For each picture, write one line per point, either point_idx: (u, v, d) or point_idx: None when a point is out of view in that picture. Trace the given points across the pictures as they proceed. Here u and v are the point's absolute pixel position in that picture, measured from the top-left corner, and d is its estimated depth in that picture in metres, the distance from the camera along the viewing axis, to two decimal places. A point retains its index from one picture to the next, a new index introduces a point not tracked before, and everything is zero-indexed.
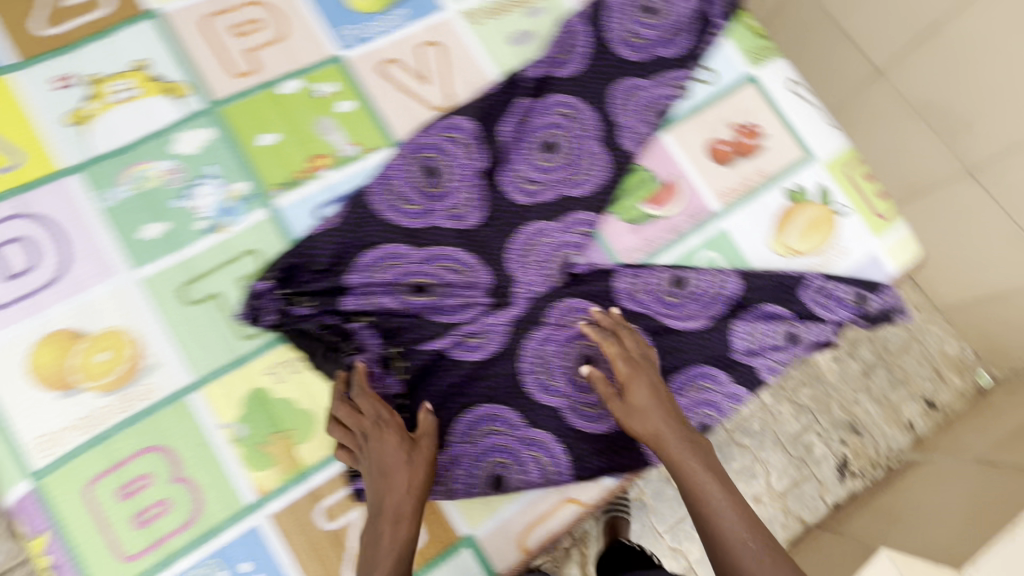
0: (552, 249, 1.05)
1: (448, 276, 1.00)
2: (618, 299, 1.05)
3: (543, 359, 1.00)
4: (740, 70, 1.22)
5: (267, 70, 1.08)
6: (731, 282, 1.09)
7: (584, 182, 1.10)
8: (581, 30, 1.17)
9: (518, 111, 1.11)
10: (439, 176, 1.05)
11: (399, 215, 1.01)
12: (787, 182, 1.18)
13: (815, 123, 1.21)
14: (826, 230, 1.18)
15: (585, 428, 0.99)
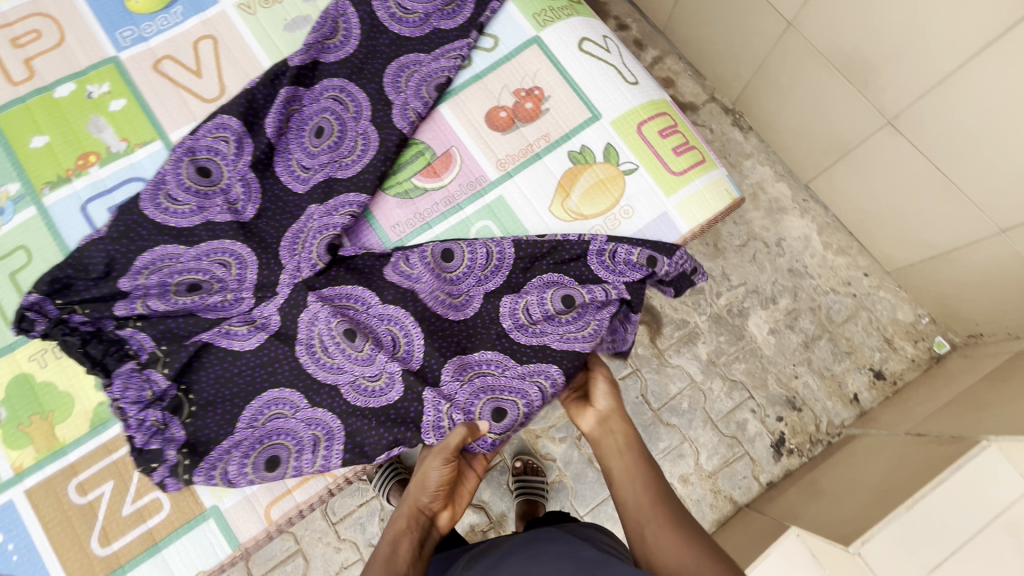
0: (319, 233, 1.06)
1: (218, 271, 1.02)
2: (386, 276, 1.08)
3: (319, 341, 1.00)
4: (525, 34, 1.21)
5: (41, 77, 1.12)
6: (505, 252, 1.09)
7: (353, 164, 1.10)
8: (350, 11, 1.17)
9: (289, 100, 1.12)
10: (212, 172, 1.07)
11: (169, 216, 1.03)
12: (568, 145, 1.15)
13: (604, 83, 1.18)
14: (612, 190, 1.13)
15: (369, 403, 1.00)
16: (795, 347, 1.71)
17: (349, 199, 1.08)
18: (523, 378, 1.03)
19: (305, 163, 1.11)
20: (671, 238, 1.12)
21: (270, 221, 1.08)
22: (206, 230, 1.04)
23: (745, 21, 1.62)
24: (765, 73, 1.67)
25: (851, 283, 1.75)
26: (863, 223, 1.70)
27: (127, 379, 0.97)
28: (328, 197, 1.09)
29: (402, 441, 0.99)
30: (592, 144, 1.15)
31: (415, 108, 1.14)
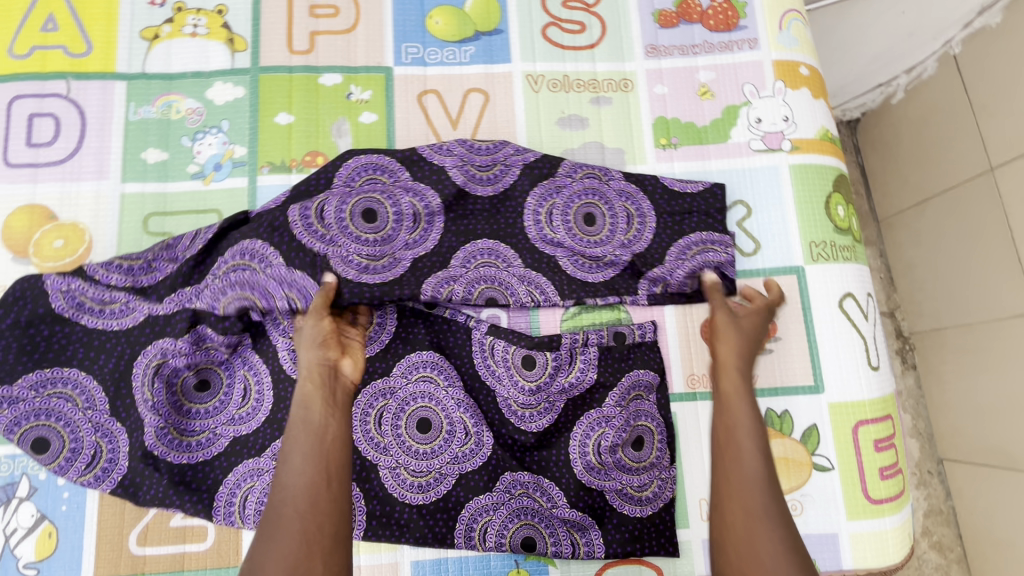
0: (421, 394, 0.97)
1: (370, 387, 0.96)
2: (471, 350, 0.99)
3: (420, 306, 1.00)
4: (791, 257, 1.05)
5: (317, 56, 1.09)
6: (593, 545, 0.95)
7: (593, 483, 0.96)
8: (558, 206, 1.03)
9: (539, 201, 1.03)
10: (388, 225, 0.98)
11: (351, 269, 0.95)
12: (770, 400, 1.00)
13: (847, 359, 1.02)
14: (791, 476, 0.97)
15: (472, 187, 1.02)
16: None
17: (445, 368, 0.98)
18: (621, 229, 1.04)
19: (388, 321, 0.99)
20: (828, 564, 0.95)
21: (425, 331, 1.00)
22: (405, 332, 0.99)
23: (977, 278, 1.53)
24: (940, 343, 1.65)
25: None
26: (984, 545, 1.54)
27: (67, 297, 0.94)
28: (491, 331, 1.00)
29: (431, 341, 0.99)
30: (796, 413, 1.00)
31: (626, 489, 0.97)
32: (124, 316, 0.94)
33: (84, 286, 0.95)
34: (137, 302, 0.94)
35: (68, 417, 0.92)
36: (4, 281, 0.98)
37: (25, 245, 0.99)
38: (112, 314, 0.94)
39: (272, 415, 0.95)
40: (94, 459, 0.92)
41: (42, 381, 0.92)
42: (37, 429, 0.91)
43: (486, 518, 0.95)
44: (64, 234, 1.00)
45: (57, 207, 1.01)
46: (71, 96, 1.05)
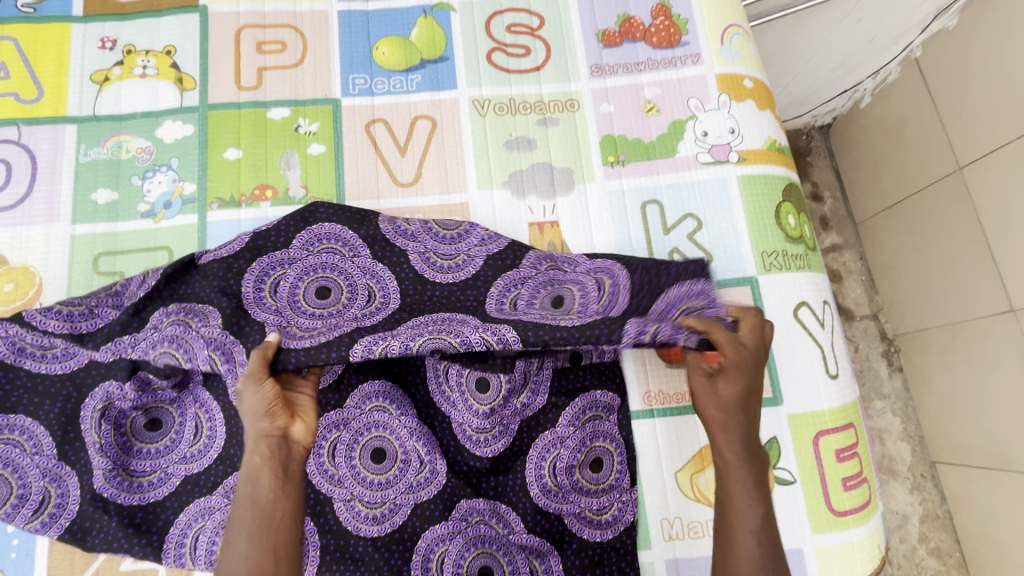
0: (375, 424, 0.95)
1: (324, 418, 0.94)
2: (425, 375, 0.98)
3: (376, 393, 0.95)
4: (743, 268, 1.05)
5: (265, 91, 1.11)
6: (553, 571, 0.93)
7: (550, 506, 0.94)
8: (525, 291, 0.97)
9: (504, 290, 0.97)
10: (340, 302, 0.95)
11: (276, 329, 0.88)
12: None
13: (805, 368, 1.01)
14: None
15: (436, 274, 0.99)
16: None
17: (398, 395, 0.96)
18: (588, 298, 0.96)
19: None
20: None
21: (377, 360, 0.97)
22: (355, 361, 0.96)
23: (953, 278, 1.53)
24: (923, 344, 1.64)
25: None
26: (977, 547, 1.51)
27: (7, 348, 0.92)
28: (446, 355, 0.98)
29: (385, 368, 0.97)
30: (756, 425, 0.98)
31: (584, 513, 0.95)
32: (66, 358, 0.93)
33: (25, 332, 0.93)
34: (74, 344, 0.93)
35: (18, 461, 0.90)
36: None
37: None
38: (54, 359, 0.92)
39: (222, 452, 0.92)
40: (42, 505, 0.90)
41: None
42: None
43: (443, 547, 0.92)
44: (14, 277, 1.00)
45: (8, 251, 1.02)
46: (22, 141, 1.06)
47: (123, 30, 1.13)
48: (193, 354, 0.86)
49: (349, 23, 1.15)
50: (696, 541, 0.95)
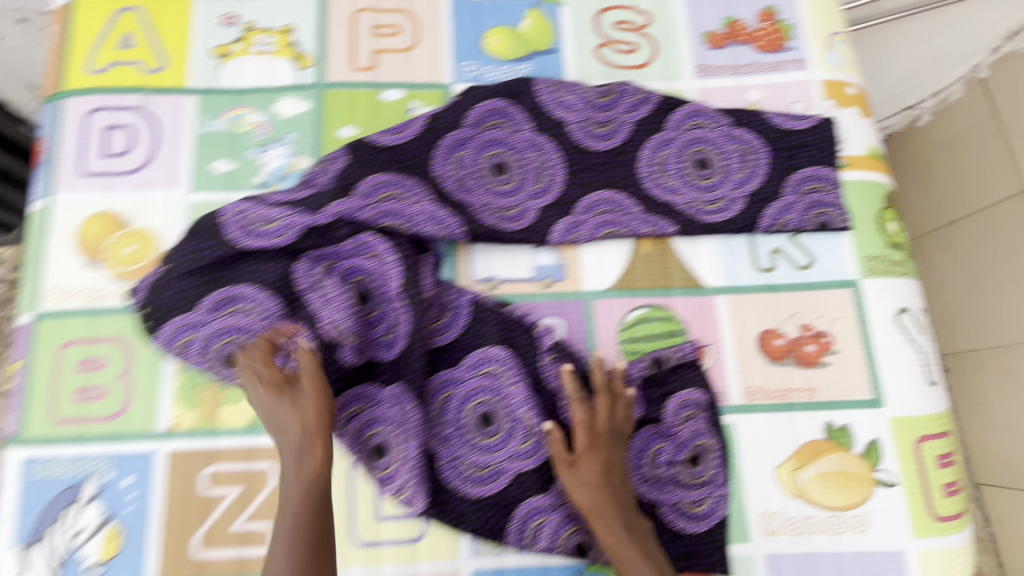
0: (485, 388, 0.99)
1: (440, 374, 0.99)
2: (538, 350, 1.00)
3: (486, 360, 0.99)
4: (847, 271, 1.05)
5: (379, 73, 1.13)
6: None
7: (647, 494, 0.95)
8: (584, 224, 1.07)
9: (566, 226, 1.06)
10: (516, 178, 1.07)
11: (450, 184, 1.04)
12: (830, 414, 1.00)
13: (907, 375, 1.01)
14: (852, 491, 0.97)
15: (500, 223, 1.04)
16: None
17: (512, 363, 0.99)
18: (639, 221, 1.07)
19: (451, 329, 1.01)
20: None
21: (497, 328, 1.01)
22: (477, 326, 1.01)
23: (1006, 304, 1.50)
24: None
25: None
26: None
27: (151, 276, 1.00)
28: (559, 342, 1.00)
29: (501, 347, 1.00)
30: (856, 427, 0.99)
31: (681, 505, 0.96)
32: (285, 232, 0.96)
33: (258, 206, 0.99)
34: (300, 217, 0.97)
35: (210, 326, 0.95)
36: (80, 284, 1.02)
37: (99, 251, 1.02)
38: (259, 234, 0.96)
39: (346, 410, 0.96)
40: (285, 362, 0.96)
41: (218, 303, 0.96)
42: (183, 343, 0.96)
43: (539, 519, 0.94)
44: (136, 239, 1.03)
45: (130, 213, 1.04)
46: (144, 109, 1.09)
47: (244, 7, 1.16)
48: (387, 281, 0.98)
49: (461, 11, 1.18)
50: (796, 537, 0.96)
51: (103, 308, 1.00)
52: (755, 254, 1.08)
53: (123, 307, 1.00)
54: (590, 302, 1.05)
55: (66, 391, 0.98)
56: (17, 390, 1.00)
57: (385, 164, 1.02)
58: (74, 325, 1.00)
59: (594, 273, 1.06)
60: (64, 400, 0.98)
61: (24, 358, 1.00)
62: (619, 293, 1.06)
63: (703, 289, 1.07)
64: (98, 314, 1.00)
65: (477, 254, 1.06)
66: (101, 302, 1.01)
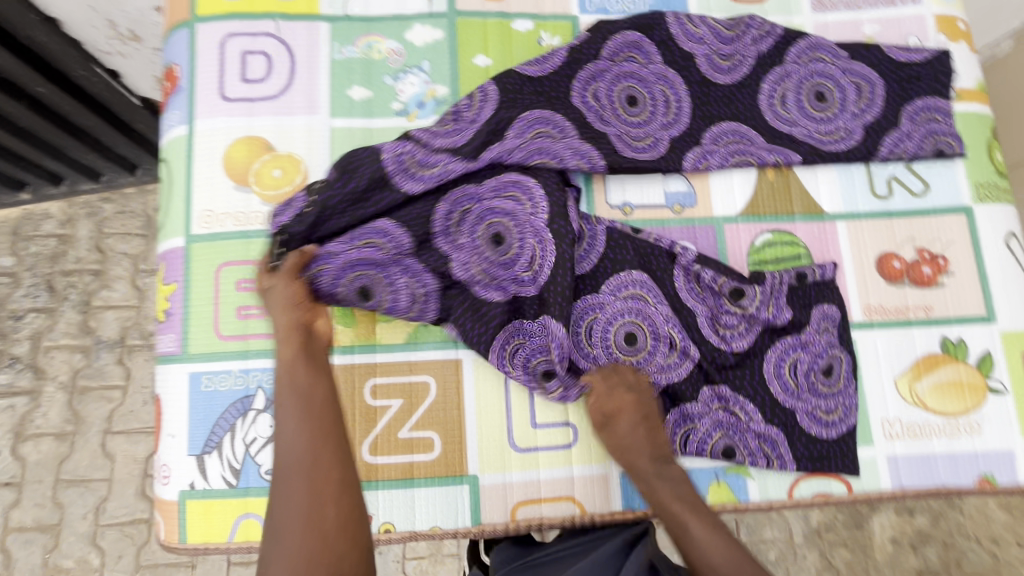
0: (630, 310, 1.03)
1: (584, 300, 1.03)
2: (673, 271, 1.06)
3: (624, 286, 1.03)
4: (959, 197, 1.12)
5: (508, 2, 1.14)
6: (785, 462, 1.02)
7: (786, 402, 1.03)
8: (713, 153, 1.10)
9: (697, 156, 1.10)
10: (648, 111, 1.10)
11: (592, 115, 1.07)
12: (945, 329, 1.07)
13: (1016, 293, 1.08)
14: (966, 399, 1.05)
15: (637, 153, 1.08)
16: (909, 569, 1.64)
17: (654, 287, 1.04)
18: (765, 150, 1.11)
19: (587, 259, 1.04)
20: (1004, 478, 1.03)
21: (633, 253, 1.05)
22: (612, 253, 1.05)
23: None
24: None
25: (997, 543, 1.66)
26: None
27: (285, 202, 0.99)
28: (699, 259, 1.06)
29: (643, 271, 1.05)
30: (969, 340, 1.07)
31: (817, 412, 1.03)
32: (439, 168, 1.00)
33: (414, 147, 1.00)
34: (456, 162, 1.00)
35: (347, 259, 0.97)
36: (229, 207, 1.03)
37: (247, 174, 1.04)
38: (418, 164, 1.00)
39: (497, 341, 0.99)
40: (409, 302, 1.00)
41: (357, 235, 0.98)
42: (318, 272, 0.97)
43: (689, 425, 1.01)
44: (282, 164, 1.05)
45: (273, 139, 1.06)
46: (280, 35, 1.09)
47: None
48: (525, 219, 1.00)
49: None
50: (914, 440, 1.04)
51: (254, 230, 1.03)
52: (874, 181, 1.13)
53: (275, 229, 1.03)
54: (721, 227, 1.10)
55: (225, 309, 1.01)
56: (173, 310, 1.02)
57: (530, 93, 1.05)
58: (228, 246, 1.02)
59: (723, 199, 1.11)
60: (223, 318, 1.01)
61: (179, 279, 1.03)
62: (747, 218, 1.11)
63: (823, 214, 1.12)
64: (251, 236, 1.02)
65: (614, 189, 1.10)
66: (252, 225, 1.03)
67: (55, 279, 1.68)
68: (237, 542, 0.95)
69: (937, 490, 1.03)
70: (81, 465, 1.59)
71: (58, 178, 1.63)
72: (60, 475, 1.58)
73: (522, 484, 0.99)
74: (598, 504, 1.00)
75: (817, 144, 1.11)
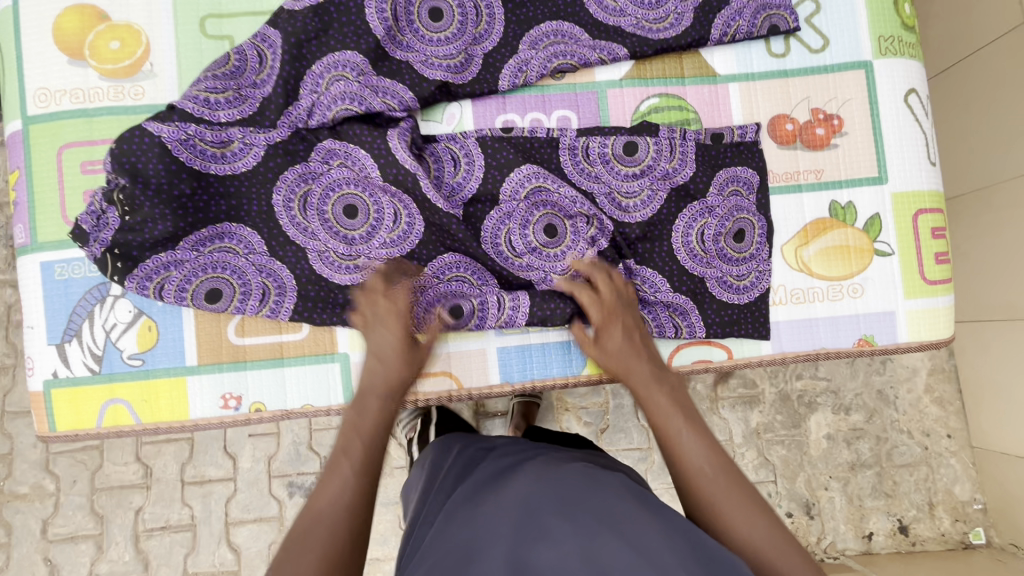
0: (539, 205, 0.99)
1: (487, 222, 0.98)
2: (558, 147, 1.00)
3: (522, 185, 0.98)
4: (860, 52, 1.05)
5: None
6: (694, 328, 1.00)
7: (695, 270, 1.00)
8: (531, 59, 1.00)
9: (518, 67, 1.00)
10: (454, 22, 0.97)
11: (383, 31, 0.93)
12: (835, 193, 1.04)
13: (911, 152, 1.04)
14: (852, 262, 1.02)
15: (446, 77, 0.96)
16: (842, 463, 1.57)
17: (476, 266, 0.98)
18: (638, 14, 1.02)
19: (470, 182, 0.98)
20: (883, 338, 1.02)
21: (510, 141, 0.99)
22: (496, 145, 0.99)
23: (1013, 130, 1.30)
24: None
25: (930, 436, 1.59)
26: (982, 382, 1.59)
27: (89, 210, 0.89)
28: (582, 133, 1.00)
29: (533, 144, 1.00)
30: (859, 204, 1.03)
31: (726, 278, 1.01)
32: (247, 155, 0.91)
33: (197, 129, 0.89)
34: (256, 137, 0.91)
35: (192, 263, 0.92)
36: (64, 85, 0.95)
37: (81, 48, 0.95)
38: (225, 76, 0.91)
39: (360, 249, 0.95)
40: (226, 246, 0.92)
41: (184, 148, 0.89)
42: (162, 281, 0.91)
43: None
44: (120, 35, 0.96)
45: (106, 7, 0.96)
46: None
47: None
48: (358, 127, 0.93)
49: None
50: (798, 306, 1.03)
51: (94, 108, 0.95)
52: (770, 39, 1.05)
53: (119, 106, 0.95)
54: (604, 92, 1.03)
55: (72, 195, 0.95)
56: (21, 199, 0.96)
57: None
58: (68, 127, 0.95)
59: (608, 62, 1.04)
60: (71, 204, 0.95)
61: (23, 166, 0.96)
62: (633, 82, 1.04)
63: (717, 77, 1.05)
64: (93, 115, 0.95)
65: (452, 102, 1.00)
66: (93, 102, 0.95)
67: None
68: (105, 427, 0.94)
69: (816, 354, 1.03)
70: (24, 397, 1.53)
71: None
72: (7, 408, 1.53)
73: None
74: (474, 379, 0.99)
75: (691, 8, 1.02)
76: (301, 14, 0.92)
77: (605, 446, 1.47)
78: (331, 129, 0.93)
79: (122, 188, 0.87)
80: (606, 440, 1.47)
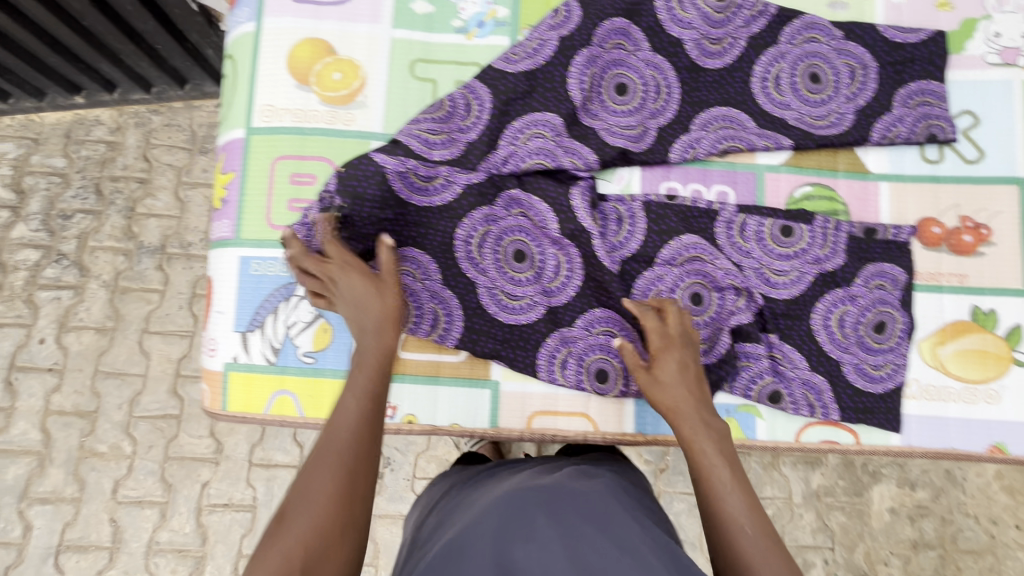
0: (692, 272, 1.05)
1: (640, 280, 1.04)
2: (716, 220, 1.07)
3: (679, 253, 1.05)
4: (1011, 168, 1.10)
5: None
6: (827, 409, 1.05)
7: (834, 353, 1.05)
8: (703, 138, 1.08)
9: (688, 144, 1.08)
10: (638, 97, 1.07)
11: (580, 99, 1.04)
12: (977, 299, 1.07)
13: None
14: (989, 368, 1.05)
15: (625, 145, 1.05)
16: (904, 539, 1.56)
17: (627, 324, 1.03)
18: (804, 108, 1.09)
19: (630, 242, 1.05)
20: (1016, 448, 1.04)
21: (676, 216, 1.06)
22: (659, 212, 1.06)
23: None
24: None
25: (997, 524, 1.56)
26: None
27: (303, 223, 0.97)
28: (742, 209, 1.07)
29: (696, 214, 1.07)
30: (1001, 312, 1.07)
31: (862, 365, 1.05)
32: (444, 192, 1.00)
33: (415, 164, 0.99)
34: (458, 176, 1.00)
35: None
36: (288, 104, 1.06)
37: (309, 74, 1.07)
38: (438, 119, 1.02)
39: (524, 290, 1.02)
40: (410, 270, 1.01)
41: (397, 180, 0.98)
42: None
43: (745, 364, 1.05)
44: (343, 68, 1.08)
45: (336, 43, 1.08)
46: None
47: None
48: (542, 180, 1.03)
49: None
50: (930, 402, 1.06)
51: (310, 127, 1.06)
52: (924, 144, 1.11)
53: (332, 128, 1.07)
54: (762, 174, 1.10)
55: (278, 200, 1.05)
56: (230, 198, 1.07)
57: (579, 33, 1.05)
58: (285, 140, 1.06)
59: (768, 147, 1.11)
60: (275, 208, 1.05)
61: (237, 169, 1.07)
62: (789, 169, 1.10)
63: (868, 174, 1.11)
64: (308, 133, 1.06)
65: (624, 166, 1.08)
66: (310, 123, 1.06)
67: (104, 183, 1.65)
68: (271, 414, 1.02)
69: (945, 453, 1.05)
70: (119, 357, 1.59)
71: (76, 87, 1.60)
72: (100, 365, 1.58)
73: (540, 395, 1.04)
74: (609, 424, 1.04)
75: (854, 108, 1.09)
76: (509, 77, 1.03)
77: (664, 485, 1.49)
78: (519, 178, 1.02)
79: (338, 208, 0.97)
80: (665, 480, 1.49)
